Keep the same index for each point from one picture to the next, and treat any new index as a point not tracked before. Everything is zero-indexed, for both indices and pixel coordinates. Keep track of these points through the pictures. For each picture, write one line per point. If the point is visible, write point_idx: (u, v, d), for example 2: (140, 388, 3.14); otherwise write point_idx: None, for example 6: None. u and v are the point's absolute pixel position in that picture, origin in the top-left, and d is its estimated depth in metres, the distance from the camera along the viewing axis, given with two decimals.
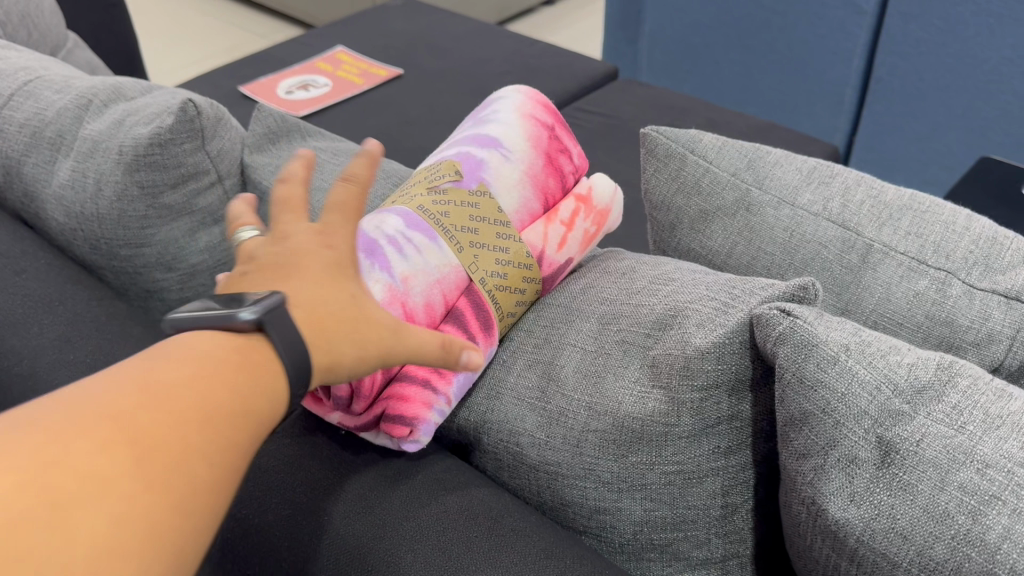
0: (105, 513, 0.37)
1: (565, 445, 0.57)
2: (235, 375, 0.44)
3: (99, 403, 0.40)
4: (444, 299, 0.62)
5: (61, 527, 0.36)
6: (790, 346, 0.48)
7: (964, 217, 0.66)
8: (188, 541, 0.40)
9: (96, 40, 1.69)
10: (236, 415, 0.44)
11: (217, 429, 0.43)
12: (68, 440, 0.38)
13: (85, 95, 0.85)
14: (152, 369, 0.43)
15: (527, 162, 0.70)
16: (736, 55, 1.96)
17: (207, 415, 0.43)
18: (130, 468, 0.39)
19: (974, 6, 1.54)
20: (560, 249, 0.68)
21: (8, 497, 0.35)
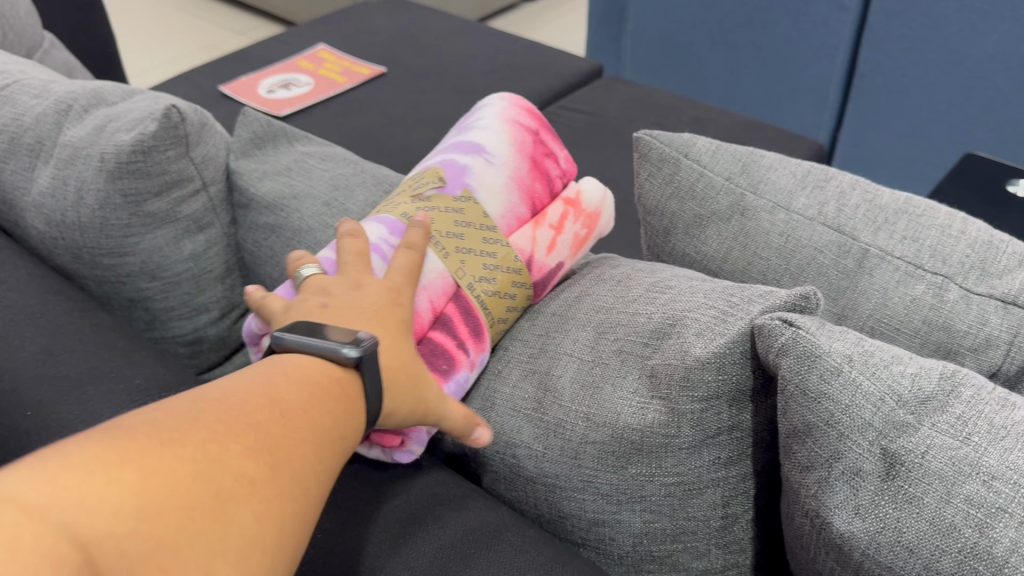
0: (255, 510, 0.41)
1: (563, 457, 0.57)
2: (341, 401, 0.49)
3: (244, 411, 0.44)
4: (432, 306, 0.61)
5: (220, 516, 0.39)
6: (792, 357, 0.48)
7: (959, 221, 0.66)
8: (299, 546, 0.44)
9: (73, 40, 1.66)
10: (339, 435, 0.48)
11: (327, 447, 0.47)
12: (223, 439, 0.42)
13: (65, 100, 0.83)
14: (276, 383, 0.47)
15: (511, 166, 0.70)
16: (719, 51, 1.96)
17: (322, 431, 0.47)
18: (269, 473, 0.43)
19: (957, 3, 1.54)
20: (549, 253, 0.68)
21: (185, 477, 0.39)
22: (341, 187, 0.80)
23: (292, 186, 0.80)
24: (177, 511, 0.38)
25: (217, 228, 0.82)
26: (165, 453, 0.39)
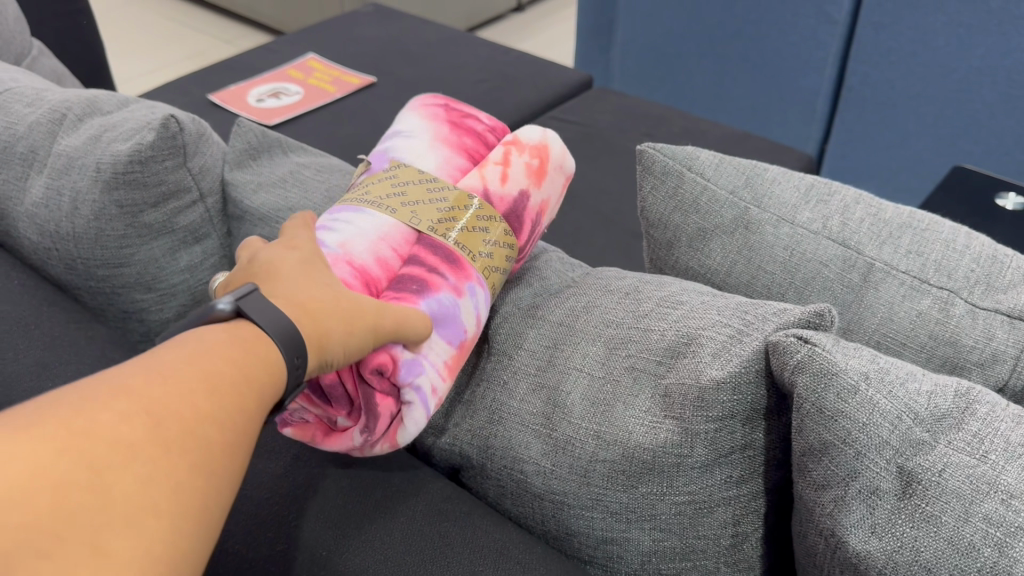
0: (145, 484, 0.37)
1: (571, 475, 0.56)
2: (248, 359, 0.44)
3: (129, 382, 0.39)
4: (394, 251, 0.62)
5: (95, 496, 0.35)
6: (809, 375, 0.47)
7: (964, 235, 0.66)
8: (210, 514, 0.40)
9: (61, 48, 1.64)
10: (252, 393, 0.43)
11: (237, 405, 0.42)
12: (96, 412, 0.37)
13: (59, 108, 0.82)
14: (174, 365, 0.42)
15: (433, 133, 0.72)
16: (709, 63, 1.96)
17: (226, 389, 0.42)
18: (161, 438, 0.38)
19: (945, 17, 1.56)
20: (504, 183, 0.69)
21: (54, 457, 0.35)
22: (338, 197, 0.78)
23: (288, 198, 0.79)
24: (46, 498, 0.34)
25: (213, 240, 0.81)
26: (27, 437, 0.34)
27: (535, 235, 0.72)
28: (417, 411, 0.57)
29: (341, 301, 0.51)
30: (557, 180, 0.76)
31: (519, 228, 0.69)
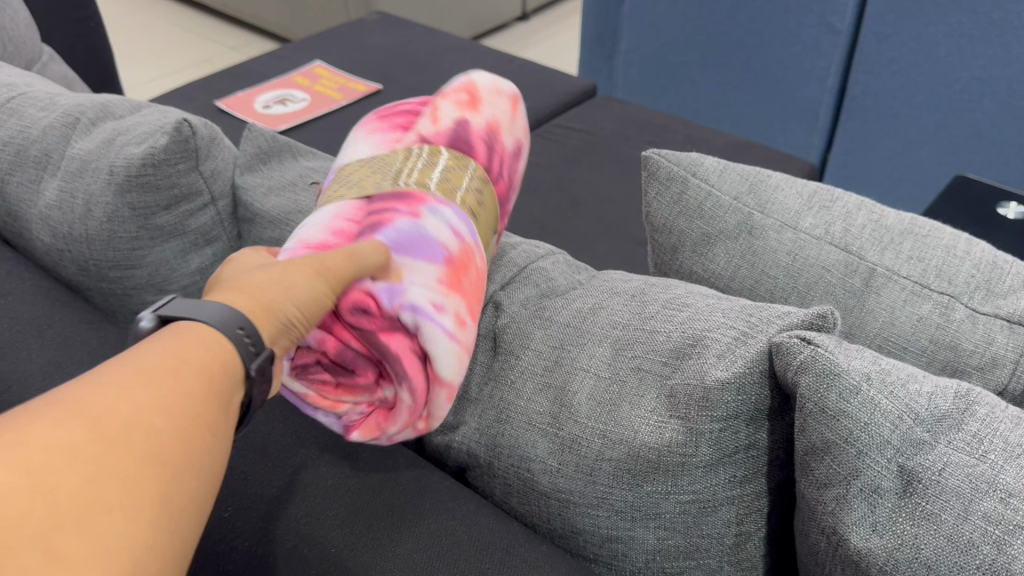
0: (93, 482, 0.38)
1: (577, 474, 0.57)
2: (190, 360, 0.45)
3: (70, 397, 0.41)
4: (349, 221, 0.63)
5: (42, 496, 0.36)
6: (812, 375, 0.48)
7: (964, 242, 0.68)
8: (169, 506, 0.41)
9: (70, 53, 1.65)
10: (198, 392, 0.45)
11: (182, 403, 0.44)
12: (36, 423, 0.38)
13: (72, 112, 0.83)
14: (118, 377, 0.43)
15: (365, 128, 0.75)
16: (712, 72, 1.98)
17: (169, 390, 0.44)
18: (105, 440, 0.39)
19: (946, 27, 1.57)
20: (436, 123, 0.72)
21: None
22: None
23: (298, 201, 0.79)
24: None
25: (223, 242, 0.82)
26: None
27: (500, 156, 0.74)
28: (427, 325, 0.57)
29: (275, 278, 0.54)
30: (505, 105, 0.77)
31: (474, 148, 0.72)
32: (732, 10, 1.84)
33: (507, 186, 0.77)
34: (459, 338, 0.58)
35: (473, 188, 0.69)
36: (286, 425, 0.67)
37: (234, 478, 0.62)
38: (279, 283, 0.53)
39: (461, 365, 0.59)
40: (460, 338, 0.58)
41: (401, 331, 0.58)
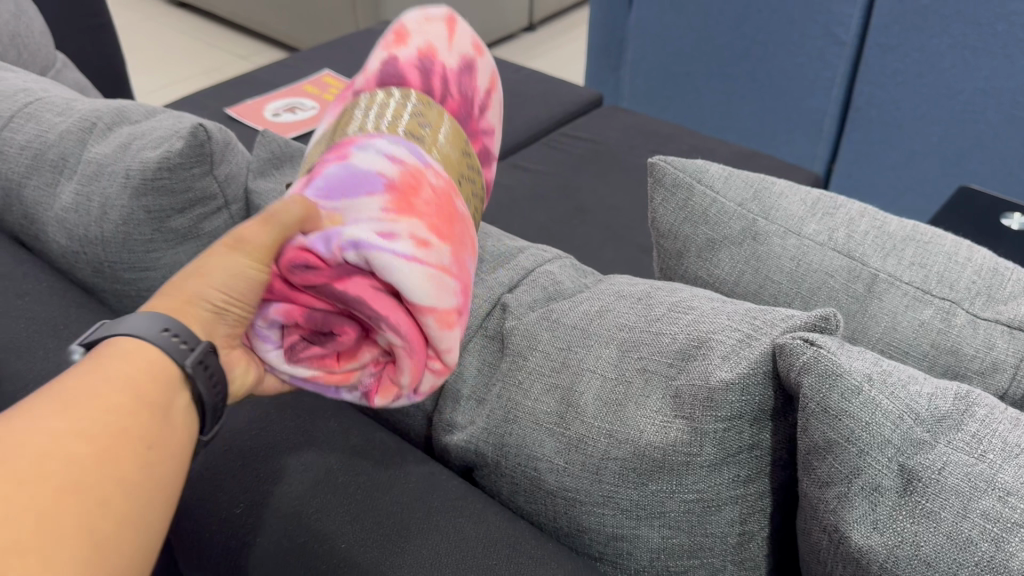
0: (57, 497, 0.42)
1: (583, 473, 0.58)
2: (137, 371, 0.48)
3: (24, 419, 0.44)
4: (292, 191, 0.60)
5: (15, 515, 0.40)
6: (814, 376, 0.49)
7: (965, 249, 0.69)
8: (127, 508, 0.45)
9: (83, 60, 1.67)
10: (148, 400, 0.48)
11: (132, 410, 0.47)
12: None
13: (89, 118, 0.85)
14: (70, 392, 0.46)
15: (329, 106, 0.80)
16: (717, 83, 1.99)
17: (118, 399, 0.47)
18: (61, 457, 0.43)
19: (951, 39, 1.58)
20: (367, 72, 0.75)
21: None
22: None
23: None
24: None
25: None
26: None
27: (441, 77, 0.76)
28: (375, 255, 0.53)
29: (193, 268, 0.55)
30: (439, 28, 0.79)
31: (407, 78, 0.74)
32: (738, 21, 1.86)
33: (465, 102, 0.78)
34: (422, 258, 0.54)
35: (415, 114, 0.70)
36: (297, 425, 0.67)
37: (247, 474, 0.64)
38: (199, 270, 0.54)
39: (440, 286, 0.55)
40: (422, 258, 0.54)
41: (353, 273, 0.54)
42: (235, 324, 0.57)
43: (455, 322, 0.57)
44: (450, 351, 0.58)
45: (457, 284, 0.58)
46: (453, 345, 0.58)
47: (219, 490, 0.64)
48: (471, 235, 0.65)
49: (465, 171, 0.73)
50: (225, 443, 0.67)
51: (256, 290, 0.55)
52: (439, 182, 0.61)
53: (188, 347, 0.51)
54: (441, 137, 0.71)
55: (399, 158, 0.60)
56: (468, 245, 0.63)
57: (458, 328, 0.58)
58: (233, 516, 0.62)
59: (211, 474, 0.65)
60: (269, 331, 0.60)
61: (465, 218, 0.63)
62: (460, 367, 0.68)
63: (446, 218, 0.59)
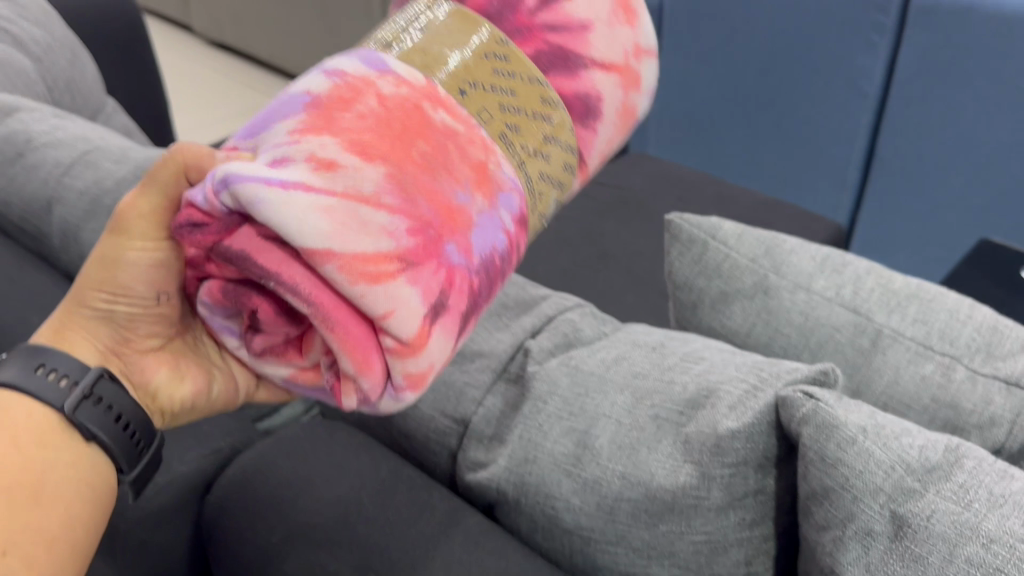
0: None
1: (599, 512, 0.62)
2: (16, 428, 0.56)
3: None
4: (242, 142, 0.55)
5: None
6: (813, 427, 0.54)
7: (968, 306, 0.73)
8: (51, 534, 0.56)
9: (130, 102, 1.75)
10: (33, 446, 0.56)
11: (17, 463, 0.55)
12: None
13: (144, 166, 0.92)
14: None
15: None
16: (740, 132, 2.03)
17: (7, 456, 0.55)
18: None
19: (973, 92, 1.58)
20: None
21: None
22: None
23: None
24: None
25: None
26: None
27: None
28: (238, 189, 0.43)
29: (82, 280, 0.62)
30: None
31: None
32: (763, 72, 1.90)
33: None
34: (310, 185, 0.44)
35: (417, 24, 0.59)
36: (328, 457, 0.72)
37: (282, 505, 0.68)
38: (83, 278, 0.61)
39: (337, 221, 0.44)
40: (312, 186, 0.44)
41: (237, 224, 0.48)
42: (135, 326, 0.63)
43: (381, 269, 0.45)
44: (388, 311, 0.45)
45: (384, 217, 0.45)
46: (385, 300, 0.45)
47: (258, 519, 0.68)
48: (463, 159, 0.52)
49: (486, 73, 0.58)
50: (262, 475, 0.71)
51: (146, 276, 0.59)
52: (398, 90, 0.51)
53: (70, 382, 0.58)
54: (437, 37, 0.58)
55: (329, 79, 0.51)
56: (445, 174, 0.50)
57: (389, 276, 0.45)
58: (269, 545, 0.66)
59: (248, 504, 0.69)
60: (223, 324, 0.56)
61: (441, 140, 0.51)
62: (484, 408, 0.73)
63: (383, 139, 0.48)
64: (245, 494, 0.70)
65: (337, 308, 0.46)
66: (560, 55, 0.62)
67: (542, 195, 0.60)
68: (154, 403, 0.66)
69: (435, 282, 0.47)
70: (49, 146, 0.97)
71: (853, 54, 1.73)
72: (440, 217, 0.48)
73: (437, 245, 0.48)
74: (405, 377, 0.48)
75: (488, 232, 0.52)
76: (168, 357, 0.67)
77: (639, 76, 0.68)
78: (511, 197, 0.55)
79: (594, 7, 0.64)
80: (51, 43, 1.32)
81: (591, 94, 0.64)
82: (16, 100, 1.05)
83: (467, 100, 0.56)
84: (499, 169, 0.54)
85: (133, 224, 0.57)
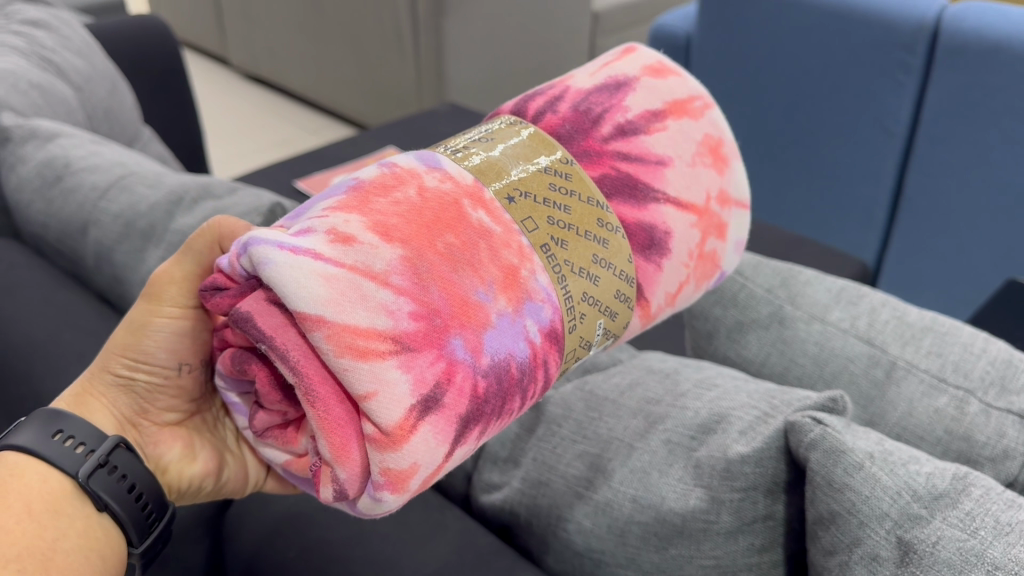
0: None
1: (610, 535, 0.63)
2: (35, 494, 0.60)
3: None
4: None
5: None
6: (820, 452, 0.55)
7: (982, 340, 0.73)
8: None
9: (166, 133, 1.80)
10: (49, 513, 0.60)
11: (34, 527, 0.59)
12: None
13: (178, 191, 0.95)
14: None
15: None
16: (767, 170, 2.04)
17: (26, 519, 0.59)
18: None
19: (1001, 133, 1.57)
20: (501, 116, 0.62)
21: None
22: None
23: None
24: None
25: None
26: None
27: (554, 96, 0.58)
28: (254, 250, 0.44)
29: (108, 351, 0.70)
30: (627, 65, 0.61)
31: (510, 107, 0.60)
32: (789, 110, 1.91)
33: (581, 115, 0.57)
34: (321, 255, 0.44)
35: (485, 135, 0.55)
36: None
37: (298, 522, 0.70)
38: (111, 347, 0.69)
39: (336, 291, 0.43)
40: (323, 257, 0.44)
41: (253, 288, 0.49)
42: (154, 396, 0.71)
43: (370, 346, 0.43)
44: (369, 392, 0.43)
45: (387, 297, 0.44)
46: (368, 380, 0.43)
47: (276, 536, 0.69)
48: (494, 261, 0.47)
49: (541, 184, 0.52)
50: (278, 496, 0.74)
51: (172, 343, 0.69)
52: (442, 185, 0.49)
53: (87, 450, 0.62)
54: (502, 150, 0.53)
55: (379, 168, 0.49)
56: (470, 267, 0.47)
57: (377, 355, 0.43)
58: (284, 560, 0.67)
59: (261, 520, 0.72)
60: (235, 399, 0.59)
61: (473, 237, 0.47)
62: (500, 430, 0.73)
63: (410, 224, 0.46)
64: (262, 515, 0.72)
65: (323, 381, 0.45)
66: (629, 183, 0.56)
67: (582, 317, 0.52)
68: (163, 476, 0.71)
69: (430, 374, 0.44)
70: (87, 171, 1.00)
71: (880, 93, 1.72)
72: (452, 309, 0.45)
73: (441, 336, 0.45)
74: (383, 472, 0.45)
75: (508, 338, 0.47)
76: (181, 434, 0.73)
77: (722, 225, 0.61)
78: (542, 309, 0.49)
79: (677, 146, 0.59)
80: (92, 74, 1.36)
81: (657, 227, 0.56)
82: (57, 127, 1.09)
83: (513, 208, 0.50)
84: (532, 277, 0.49)
85: (166, 290, 0.67)
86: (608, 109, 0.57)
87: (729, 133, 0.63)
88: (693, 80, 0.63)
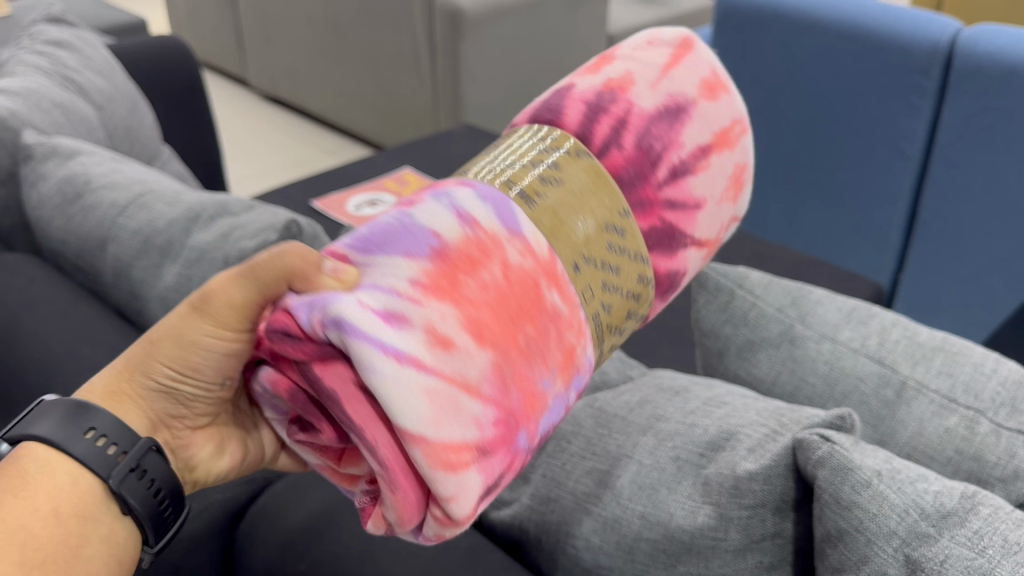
0: None
1: (618, 551, 0.63)
2: (64, 495, 0.60)
3: None
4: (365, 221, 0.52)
5: None
6: (829, 469, 0.55)
7: (993, 360, 0.73)
8: None
9: (185, 151, 1.82)
10: (76, 515, 0.60)
11: (60, 528, 0.59)
12: None
13: (195, 209, 0.97)
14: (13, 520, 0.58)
15: None
16: (781, 191, 2.03)
17: (52, 519, 0.59)
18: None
19: (1017, 156, 1.57)
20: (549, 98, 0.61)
21: None
22: None
23: None
24: None
25: None
26: None
27: (616, 119, 0.58)
28: (354, 345, 0.44)
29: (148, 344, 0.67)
30: (684, 76, 0.61)
31: (567, 115, 0.59)
32: (805, 132, 1.91)
33: (643, 156, 0.57)
34: (422, 364, 0.44)
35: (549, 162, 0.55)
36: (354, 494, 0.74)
37: (309, 535, 0.70)
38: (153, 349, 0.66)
39: (436, 405, 0.44)
40: (424, 364, 0.44)
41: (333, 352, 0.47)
42: (191, 402, 0.68)
43: (459, 457, 0.45)
44: (452, 495, 0.46)
45: (478, 408, 0.46)
46: (453, 487, 0.45)
47: (290, 549, 0.70)
48: (558, 344, 0.50)
49: (600, 245, 0.54)
50: (289, 508, 0.74)
51: (218, 362, 0.64)
52: (522, 261, 0.50)
53: (118, 451, 0.62)
54: (568, 199, 0.54)
55: (461, 228, 0.49)
56: (541, 360, 0.49)
57: (463, 465, 0.46)
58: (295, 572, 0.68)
59: (274, 532, 0.73)
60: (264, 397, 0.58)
61: (546, 324, 0.49)
62: None
63: (497, 318, 0.47)
64: (275, 527, 0.73)
65: (405, 473, 0.48)
66: (668, 234, 0.59)
67: (600, 362, 0.57)
68: (190, 475, 0.71)
69: (500, 468, 0.48)
70: (105, 188, 1.01)
71: (896, 116, 1.72)
72: (525, 407, 0.48)
73: (514, 434, 0.48)
74: (436, 536, 0.50)
75: (556, 415, 0.51)
76: (214, 434, 0.72)
77: (721, 245, 0.66)
78: (581, 379, 0.53)
79: (714, 186, 0.61)
80: (113, 93, 1.38)
81: (679, 272, 0.61)
82: (78, 146, 1.11)
83: (577, 277, 0.53)
84: (582, 353, 0.52)
85: (219, 311, 0.61)
86: (666, 147, 0.58)
87: (753, 156, 0.65)
88: (738, 97, 0.64)
